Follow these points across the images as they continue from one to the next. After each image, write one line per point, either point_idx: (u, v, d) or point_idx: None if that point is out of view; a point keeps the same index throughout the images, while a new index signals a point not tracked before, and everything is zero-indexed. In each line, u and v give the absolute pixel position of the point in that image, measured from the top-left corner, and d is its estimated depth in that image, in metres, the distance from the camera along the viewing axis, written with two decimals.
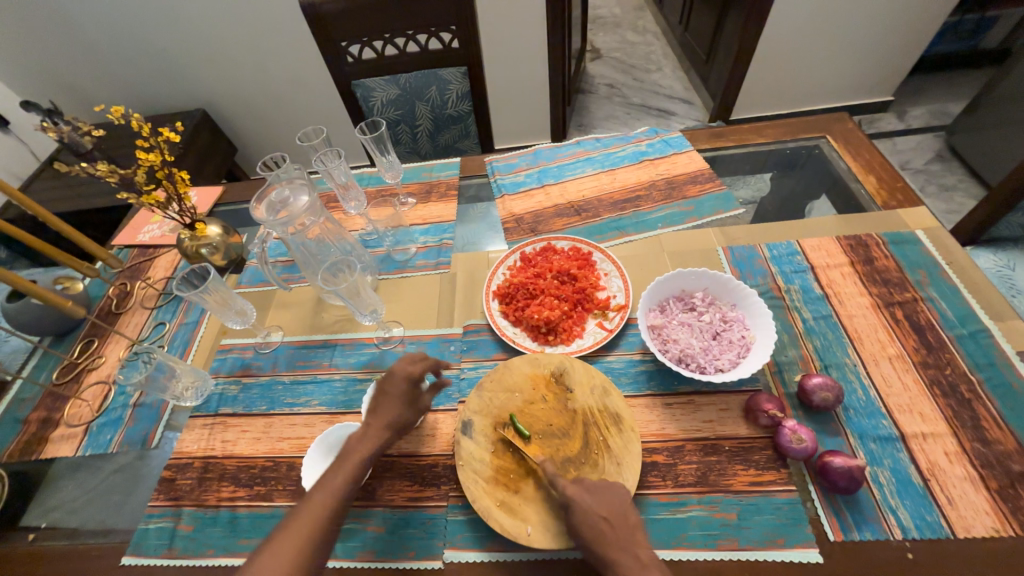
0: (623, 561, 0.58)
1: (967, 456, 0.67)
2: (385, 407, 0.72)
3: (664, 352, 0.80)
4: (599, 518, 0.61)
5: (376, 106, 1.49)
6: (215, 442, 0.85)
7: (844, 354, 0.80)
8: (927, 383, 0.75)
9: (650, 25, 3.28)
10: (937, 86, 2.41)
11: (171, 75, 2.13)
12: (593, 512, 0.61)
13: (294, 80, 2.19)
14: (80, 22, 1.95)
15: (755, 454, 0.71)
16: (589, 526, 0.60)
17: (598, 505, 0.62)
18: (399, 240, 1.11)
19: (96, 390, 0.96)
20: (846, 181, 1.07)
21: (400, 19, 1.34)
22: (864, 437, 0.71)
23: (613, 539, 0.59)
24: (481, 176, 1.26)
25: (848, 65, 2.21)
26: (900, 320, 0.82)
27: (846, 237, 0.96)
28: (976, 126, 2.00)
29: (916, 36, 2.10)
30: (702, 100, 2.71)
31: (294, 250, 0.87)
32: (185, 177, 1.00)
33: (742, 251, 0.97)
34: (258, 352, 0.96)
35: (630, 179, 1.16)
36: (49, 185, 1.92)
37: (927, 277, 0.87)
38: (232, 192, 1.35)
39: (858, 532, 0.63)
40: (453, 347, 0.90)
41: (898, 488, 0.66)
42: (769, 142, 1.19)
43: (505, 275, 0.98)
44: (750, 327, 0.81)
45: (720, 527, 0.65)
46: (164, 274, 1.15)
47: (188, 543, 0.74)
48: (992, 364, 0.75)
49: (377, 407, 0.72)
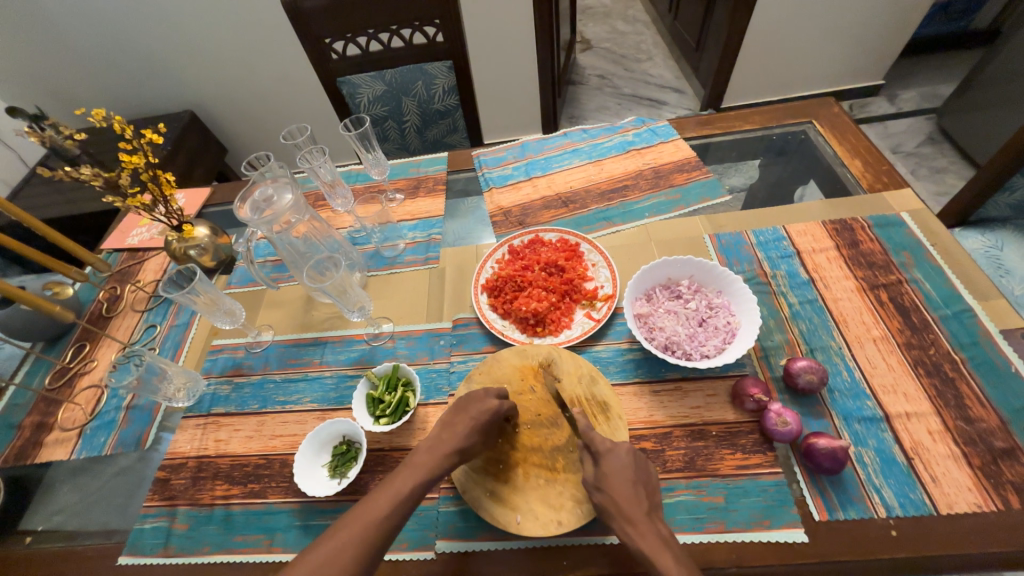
0: (644, 523, 0.58)
1: (950, 434, 0.68)
2: (458, 426, 0.69)
3: (651, 340, 0.80)
4: (628, 480, 0.61)
5: (363, 103, 1.49)
6: (208, 442, 0.85)
7: (829, 337, 0.81)
8: (911, 363, 0.75)
9: (640, 15, 3.25)
10: (927, 69, 2.41)
11: (157, 76, 2.12)
12: (626, 471, 0.62)
13: (281, 78, 2.18)
14: (63, 25, 1.93)
15: (742, 438, 0.71)
16: (617, 481, 0.61)
17: (632, 466, 0.63)
18: (388, 237, 1.12)
19: (89, 393, 0.97)
20: (833, 165, 1.07)
21: (383, 14, 1.33)
22: (849, 419, 0.72)
23: (629, 496, 0.60)
24: (469, 170, 1.26)
25: (838, 49, 2.21)
26: (884, 302, 0.83)
27: (832, 221, 0.96)
28: (967, 108, 1.99)
29: (905, 19, 2.09)
30: (693, 89, 2.70)
31: (280, 249, 0.87)
32: (171, 179, 1.00)
33: (729, 238, 0.97)
34: (250, 352, 0.97)
35: (617, 170, 1.16)
36: (38, 191, 1.91)
37: (911, 258, 0.87)
38: (221, 193, 1.34)
39: (843, 511, 0.64)
40: (442, 342, 0.91)
41: (882, 468, 0.67)
42: (756, 129, 1.18)
43: (493, 268, 0.98)
44: (735, 313, 0.81)
45: (707, 510, 0.66)
46: (154, 277, 1.15)
47: (184, 541, 0.75)
48: (976, 342, 0.76)
49: (449, 421, 0.70)
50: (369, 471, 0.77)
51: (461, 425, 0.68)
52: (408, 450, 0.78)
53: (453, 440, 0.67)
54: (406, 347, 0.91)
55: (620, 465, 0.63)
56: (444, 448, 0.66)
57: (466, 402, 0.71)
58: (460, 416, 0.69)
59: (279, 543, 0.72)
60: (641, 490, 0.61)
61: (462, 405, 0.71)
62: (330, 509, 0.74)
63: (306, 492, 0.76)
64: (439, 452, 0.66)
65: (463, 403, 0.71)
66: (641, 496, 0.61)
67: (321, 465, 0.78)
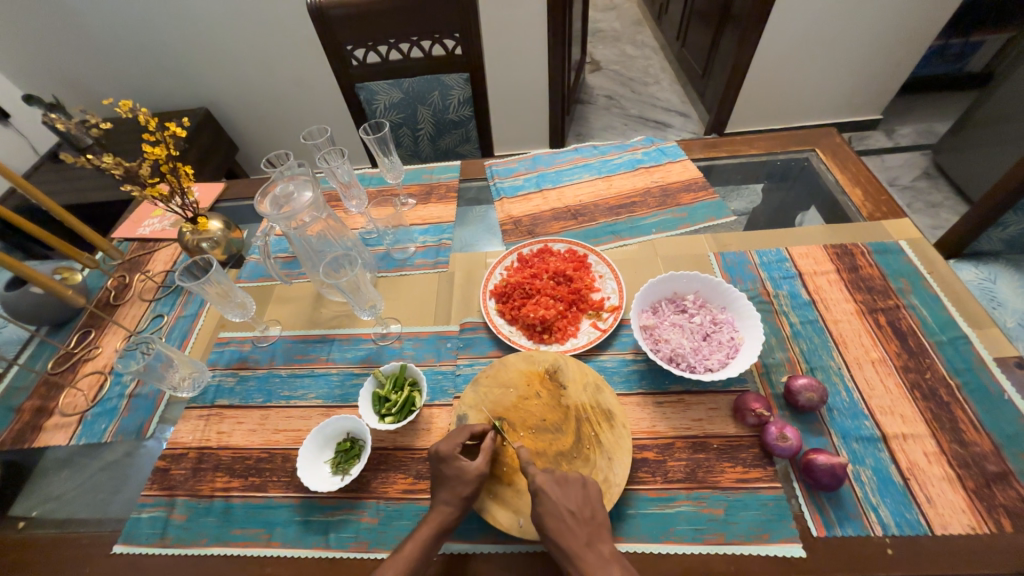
0: (585, 556, 0.59)
1: (946, 456, 0.70)
2: (450, 454, 0.68)
3: (656, 352, 0.82)
4: (572, 509, 0.63)
5: (379, 109, 1.52)
6: (210, 433, 0.85)
7: (829, 357, 0.83)
8: (908, 386, 0.77)
9: (649, 40, 3.35)
10: (923, 107, 2.49)
11: (175, 73, 2.15)
12: (560, 504, 0.63)
13: (297, 82, 2.22)
14: (87, 19, 1.97)
15: (742, 452, 0.73)
16: (555, 519, 0.62)
17: (568, 497, 0.64)
18: (399, 239, 1.14)
19: (91, 379, 0.97)
20: (834, 193, 1.11)
21: (405, 26, 1.37)
22: (847, 437, 0.73)
23: (573, 529, 0.61)
24: (481, 179, 1.28)
25: (839, 83, 2.28)
26: (883, 326, 0.85)
27: (833, 246, 0.99)
28: (961, 146, 2.06)
29: (904, 59, 2.17)
30: (698, 113, 2.77)
31: (295, 245, 0.88)
32: (190, 172, 1.01)
33: (733, 257, 1.00)
34: (256, 346, 0.97)
35: (626, 186, 1.19)
36: (47, 179, 1.92)
37: (909, 285, 0.90)
38: (234, 188, 1.36)
39: (841, 528, 0.65)
40: (449, 344, 0.92)
41: (878, 486, 0.68)
42: (761, 154, 1.22)
43: (502, 275, 0.99)
44: (738, 329, 0.83)
45: (707, 522, 0.67)
46: (163, 267, 1.16)
47: (181, 532, 0.75)
48: (970, 369, 0.78)
49: (437, 486, 0.69)
50: (370, 469, 0.77)
51: (450, 489, 0.67)
52: (412, 450, 0.79)
53: (448, 502, 0.66)
54: (413, 348, 0.93)
55: (555, 500, 0.63)
56: (442, 512, 0.66)
57: (440, 473, 0.68)
58: (444, 483, 0.68)
59: (278, 538, 0.72)
60: (579, 521, 0.62)
61: (440, 473, 0.68)
62: (331, 505, 0.74)
63: (307, 488, 0.76)
64: (437, 518, 0.66)
65: (438, 474, 0.69)
66: (578, 526, 0.62)
67: (323, 461, 0.78)
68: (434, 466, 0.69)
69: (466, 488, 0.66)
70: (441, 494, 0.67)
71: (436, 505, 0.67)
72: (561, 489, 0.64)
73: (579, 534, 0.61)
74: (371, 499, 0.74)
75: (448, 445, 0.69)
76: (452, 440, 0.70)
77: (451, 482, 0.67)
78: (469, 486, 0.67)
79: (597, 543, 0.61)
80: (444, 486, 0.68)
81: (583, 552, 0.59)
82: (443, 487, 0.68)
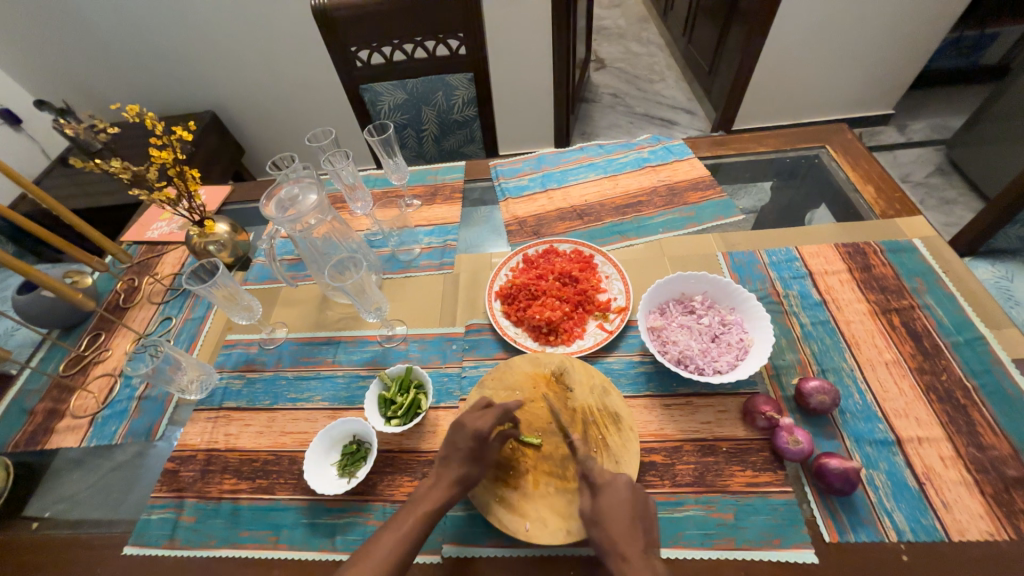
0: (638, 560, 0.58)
1: (963, 460, 0.68)
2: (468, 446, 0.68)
3: (664, 354, 0.81)
4: (623, 515, 0.61)
5: (384, 110, 1.52)
6: (218, 436, 0.86)
7: (841, 359, 0.81)
8: (923, 388, 0.76)
9: (654, 37, 3.32)
10: (936, 101, 2.44)
11: (183, 76, 2.17)
12: (622, 507, 0.61)
13: (303, 84, 2.23)
14: (96, 24, 2.00)
15: (753, 456, 0.71)
16: (614, 519, 0.61)
17: (619, 499, 0.62)
18: (404, 241, 1.14)
19: (101, 382, 0.98)
20: (845, 190, 1.09)
21: (409, 26, 1.37)
22: (860, 441, 0.72)
23: (625, 533, 0.59)
24: (485, 180, 1.28)
25: (849, 78, 2.25)
26: (896, 326, 0.84)
27: (844, 245, 0.97)
28: (976, 141, 2.02)
29: (916, 52, 2.13)
30: (705, 111, 2.74)
31: (300, 247, 0.88)
32: (196, 175, 1.01)
33: (742, 256, 0.99)
34: (263, 348, 0.98)
35: (632, 186, 1.18)
36: (58, 183, 1.95)
37: (923, 284, 0.88)
38: (241, 191, 1.37)
39: (854, 533, 0.64)
40: (455, 346, 0.92)
41: (893, 491, 0.66)
42: (769, 151, 1.21)
43: (507, 276, 0.99)
44: (748, 330, 0.82)
45: (716, 526, 0.66)
46: (171, 270, 1.17)
47: (190, 534, 0.75)
48: (988, 370, 0.76)
49: (449, 461, 0.68)
50: (377, 471, 0.77)
51: (463, 468, 0.67)
52: (418, 452, 0.78)
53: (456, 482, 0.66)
54: (419, 350, 0.92)
55: (607, 504, 0.62)
56: (447, 491, 0.66)
57: (456, 448, 0.68)
58: (457, 461, 0.68)
59: (286, 540, 0.72)
60: (634, 525, 0.60)
61: (455, 449, 0.68)
62: (338, 507, 0.74)
63: (313, 490, 0.76)
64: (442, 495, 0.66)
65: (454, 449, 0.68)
66: (637, 532, 0.60)
67: (329, 464, 0.78)
68: (450, 442, 0.69)
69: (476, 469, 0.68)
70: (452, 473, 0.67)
71: (440, 482, 0.67)
72: (610, 489, 0.63)
73: (637, 540, 0.59)
74: (377, 502, 0.74)
75: (484, 423, 0.69)
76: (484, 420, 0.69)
77: (464, 460, 0.68)
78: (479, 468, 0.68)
79: (651, 551, 0.59)
80: (458, 464, 0.67)
81: (636, 558, 0.58)
82: (454, 467, 0.67)
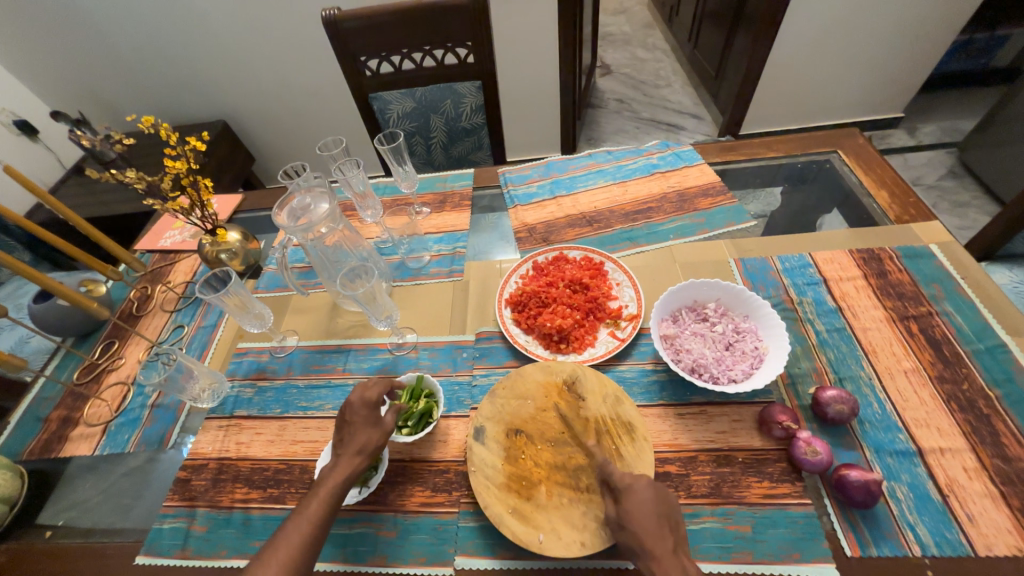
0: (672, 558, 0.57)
1: (988, 472, 0.66)
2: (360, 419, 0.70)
3: (677, 362, 0.80)
4: (651, 516, 0.59)
5: (393, 119, 1.53)
6: (230, 444, 0.86)
7: (858, 367, 0.80)
8: (944, 398, 0.74)
9: (660, 43, 3.33)
10: (947, 104, 2.42)
11: (194, 86, 2.21)
12: (648, 509, 0.60)
13: (312, 92, 2.26)
14: (111, 36, 2.04)
15: (770, 466, 0.70)
16: (643, 519, 0.59)
17: (648, 500, 0.60)
18: (414, 248, 1.14)
19: (115, 390, 0.98)
20: (858, 195, 1.07)
21: (418, 36, 1.38)
22: (881, 451, 0.70)
23: (655, 532, 0.58)
24: (494, 187, 1.28)
25: (857, 82, 2.23)
26: (915, 334, 0.82)
27: (858, 251, 0.96)
28: (989, 144, 1.99)
29: (926, 55, 2.12)
30: (712, 116, 2.74)
31: (311, 256, 0.88)
32: (209, 185, 1.02)
33: (754, 263, 0.98)
34: (274, 356, 0.98)
35: (642, 192, 1.17)
36: (73, 192, 1.98)
37: (941, 290, 0.87)
38: (251, 199, 1.38)
39: (876, 547, 0.62)
40: (466, 354, 0.91)
41: (916, 504, 0.65)
42: (780, 157, 1.20)
43: (517, 284, 0.98)
44: (762, 338, 0.81)
45: (734, 539, 0.65)
46: (184, 278, 1.18)
47: (202, 544, 0.75)
48: (1011, 378, 0.74)
49: (348, 436, 0.70)
50: (389, 481, 0.77)
51: (364, 438, 0.69)
52: (429, 462, 0.78)
53: (358, 452, 0.69)
54: (429, 358, 0.92)
55: (637, 503, 0.60)
56: (352, 462, 0.68)
57: (351, 420, 0.71)
58: (355, 432, 0.70)
59: None
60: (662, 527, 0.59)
61: (350, 421, 0.71)
62: (349, 518, 0.74)
63: None
64: (346, 468, 0.67)
65: (351, 420, 0.71)
66: (665, 531, 0.59)
67: None
68: (347, 413, 0.71)
69: (376, 437, 0.70)
70: (350, 447, 0.69)
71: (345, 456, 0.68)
72: (639, 489, 0.61)
73: (666, 540, 0.58)
74: (389, 512, 0.73)
75: (371, 392, 0.72)
76: (372, 387, 0.73)
77: (361, 429, 0.70)
78: (381, 435, 0.70)
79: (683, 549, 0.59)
80: (358, 435, 0.70)
81: (669, 558, 0.56)
82: (355, 437, 0.70)
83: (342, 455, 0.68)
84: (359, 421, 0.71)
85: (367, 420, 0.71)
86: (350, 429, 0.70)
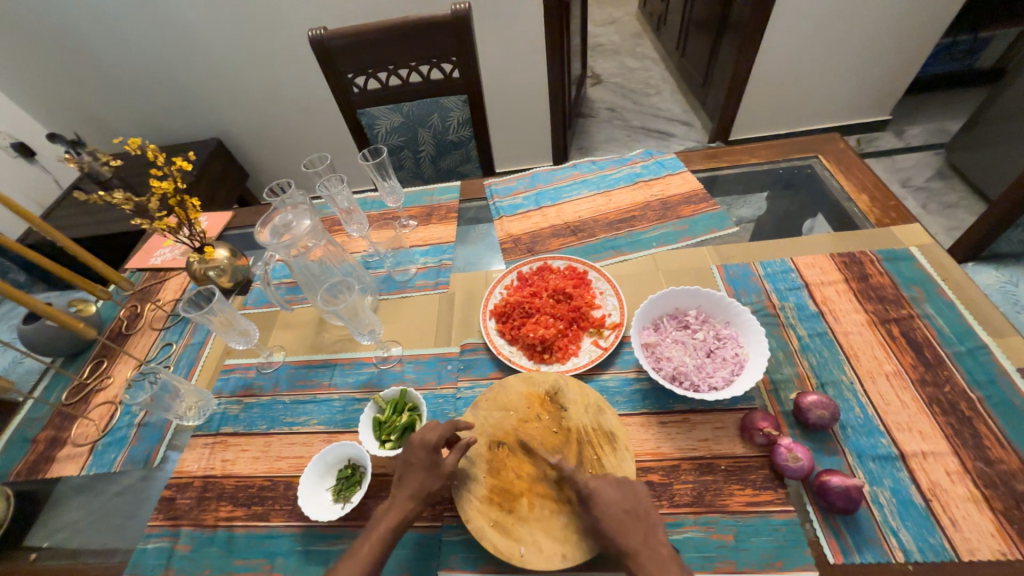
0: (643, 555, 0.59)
1: (970, 475, 0.66)
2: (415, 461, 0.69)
3: (659, 370, 0.80)
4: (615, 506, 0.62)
5: (381, 134, 1.55)
6: (215, 462, 0.86)
7: (840, 371, 0.80)
8: (926, 401, 0.74)
9: (649, 52, 3.38)
10: (933, 106, 2.44)
11: (188, 105, 2.24)
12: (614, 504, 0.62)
13: (304, 109, 2.29)
14: (106, 59, 2.08)
15: (752, 473, 0.70)
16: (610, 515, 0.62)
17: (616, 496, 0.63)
18: (400, 261, 1.14)
19: (102, 410, 0.99)
20: (840, 200, 1.08)
21: (403, 52, 1.40)
22: (863, 456, 0.70)
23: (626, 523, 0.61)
24: (480, 200, 1.29)
25: (842, 86, 2.26)
26: (896, 337, 0.82)
27: (840, 254, 0.96)
28: (975, 145, 2.00)
29: (909, 58, 2.14)
30: (701, 122, 2.77)
31: (296, 272, 0.89)
32: (196, 204, 1.04)
33: (736, 269, 0.98)
34: (260, 372, 0.98)
35: (625, 201, 1.18)
36: (68, 213, 2.00)
37: (922, 293, 0.87)
38: (241, 216, 1.40)
39: (859, 554, 0.62)
40: (450, 366, 0.92)
41: (898, 509, 0.64)
42: (762, 163, 1.21)
43: (501, 294, 0.99)
44: (743, 344, 0.81)
45: (716, 549, 0.64)
46: (174, 296, 1.19)
47: (185, 563, 0.75)
48: (992, 380, 0.74)
49: (403, 478, 0.69)
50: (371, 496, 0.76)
51: (421, 482, 0.68)
52: None
53: (412, 498, 0.67)
54: (414, 371, 0.92)
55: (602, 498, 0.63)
56: (405, 507, 0.67)
57: (410, 461, 0.69)
58: (412, 475, 0.69)
59: (279, 568, 0.72)
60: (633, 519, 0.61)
61: (409, 463, 0.69)
62: (332, 533, 0.74)
63: (308, 517, 0.75)
64: (399, 512, 0.67)
65: (411, 461, 0.69)
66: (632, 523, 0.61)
67: (324, 488, 0.78)
68: (407, 454, 0.70)
69: (433, 483, 0.68)
70: (406, 489, 0.68)
71: (400, 500, 0.68)
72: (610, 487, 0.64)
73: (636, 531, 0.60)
74: None
75: (433, 436, 0.69)
76: (433, 429, 0.70)
77: (421, 473, 0.69)
78: (438, 480, 0.68)
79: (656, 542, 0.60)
80: (414, 477, 0.69)
81: (642, 548, 0.59)
82: (411, 480, 0.69)
83: (396, 498, 0.68)
84: (418, 464, 0.69)
85: (426, 465, 0.69)
86: (407, 471, 0.69)
